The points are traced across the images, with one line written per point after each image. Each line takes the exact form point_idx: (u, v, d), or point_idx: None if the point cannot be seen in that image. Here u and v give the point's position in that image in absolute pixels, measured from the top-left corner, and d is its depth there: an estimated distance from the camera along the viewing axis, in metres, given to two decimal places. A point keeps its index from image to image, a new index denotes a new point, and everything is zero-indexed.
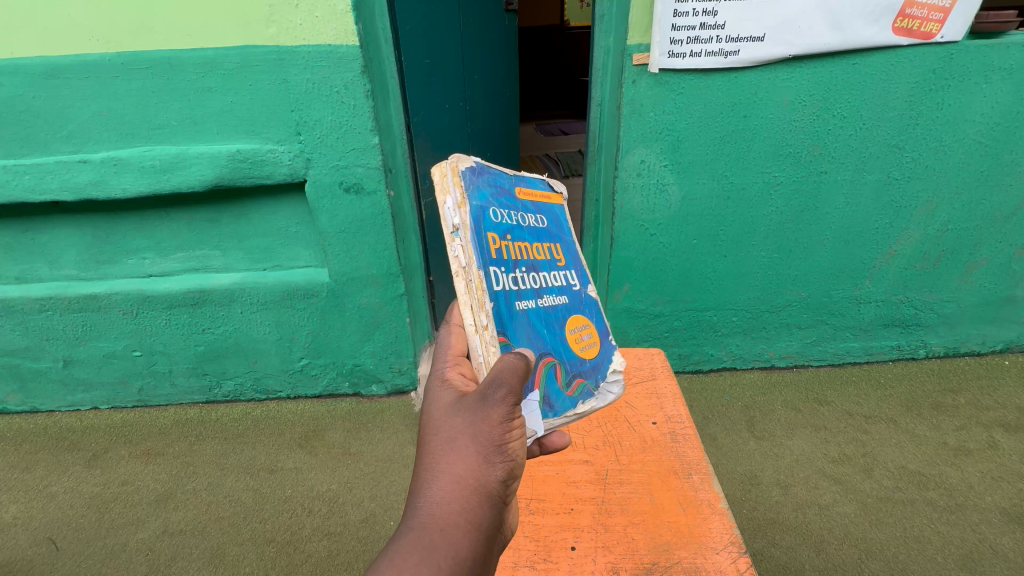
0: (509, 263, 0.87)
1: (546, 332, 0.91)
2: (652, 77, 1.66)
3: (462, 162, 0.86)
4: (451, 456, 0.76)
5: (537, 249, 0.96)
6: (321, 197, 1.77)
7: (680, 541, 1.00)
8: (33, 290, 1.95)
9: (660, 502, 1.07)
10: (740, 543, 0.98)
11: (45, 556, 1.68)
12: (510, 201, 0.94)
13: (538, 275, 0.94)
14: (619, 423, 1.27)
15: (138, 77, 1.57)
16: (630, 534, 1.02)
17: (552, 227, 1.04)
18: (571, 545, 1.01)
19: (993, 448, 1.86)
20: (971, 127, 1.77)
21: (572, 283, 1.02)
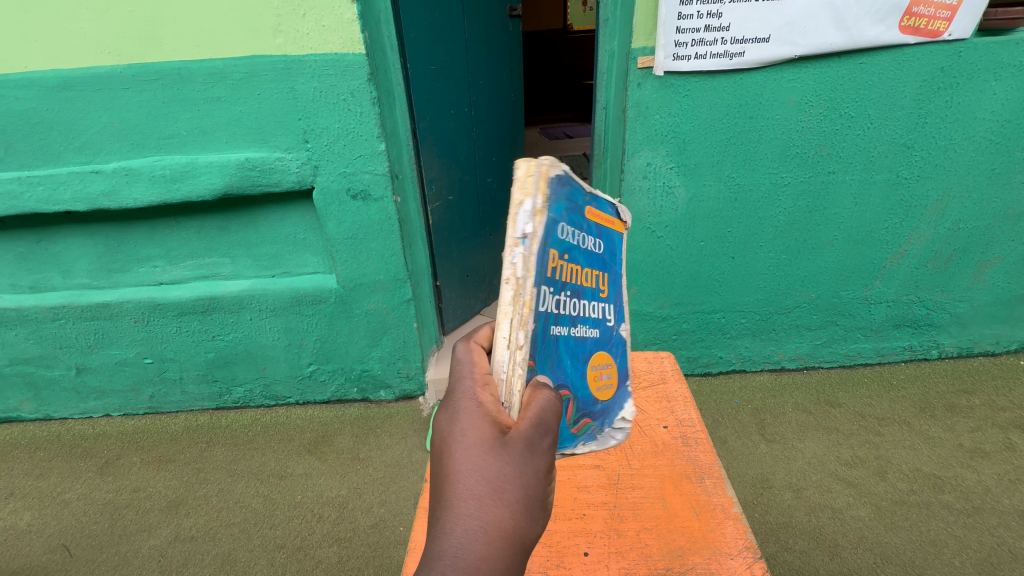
0: (558, 287, 0.73)
1: (568, 364, 0.81)
2: (658, 79, 1.66)
3: (554, 165, 0.69)
4: (486, 516, 0.64)
5: (586, 275, 0.82)
6: (329, 204, 1.78)
7: (694, 546, 0.98)
8: (47, 299, 1.97)
9: (673, 507, 1.07)
10: (755, 548, 0.96)
11: (60, 562, 1.69)
12: (577, 223, 0.78)
13: (579, 304, 0.81)
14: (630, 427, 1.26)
15: (148, 89, 1.59)
16: (643, 540, 1.01)
17: (607, 256, 0.89)
18: (583, 550, 1.00)
19: (1010, 450, 1.83)
20: (981, 125, 1.75)
21: (607, 319, 0.91)
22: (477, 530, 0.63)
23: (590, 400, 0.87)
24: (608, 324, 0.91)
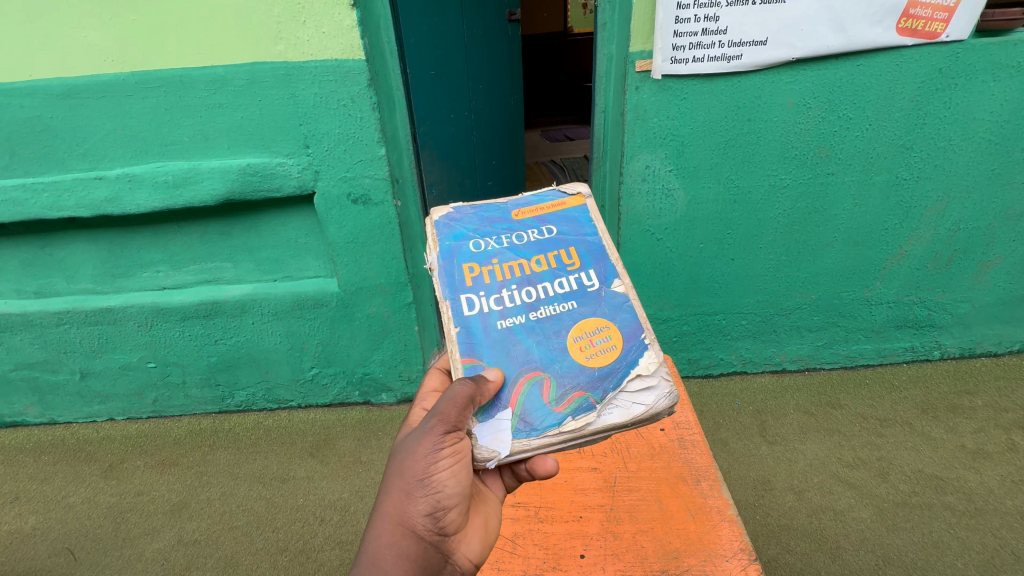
0: (494, 287, 1.01)
1: (536, 344, 0.96)
2: (655, 82, 1.67)
3: (441, 212, 1.12)
4: (387, 496, 0.88)
5: (534, 263, 1.04)
6: (330, 209, 1.80)
7: (689, 549, 0.99)
8: (51, 305, 1.99)
9: (669, 509, 1.07)
10: (750, 550, 0.97)
11: (64, 566, 1.70)
12: (506, 228, 1.10)
13: (532, 289, 1.01)
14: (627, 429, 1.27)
15: (151, 96, 1.61)
16: (638, 542, 1.02)
17: (562, 235, 1.08)
18: (580, 552, 1.02)
19: (1012, 451, 1.82)
20: (980, 125, 1.75)
21: (586, 286, 1.01)
22: (378, 510, 0.88)
23: (578, 370, 0.93)
24: (588, 291, 1.01)
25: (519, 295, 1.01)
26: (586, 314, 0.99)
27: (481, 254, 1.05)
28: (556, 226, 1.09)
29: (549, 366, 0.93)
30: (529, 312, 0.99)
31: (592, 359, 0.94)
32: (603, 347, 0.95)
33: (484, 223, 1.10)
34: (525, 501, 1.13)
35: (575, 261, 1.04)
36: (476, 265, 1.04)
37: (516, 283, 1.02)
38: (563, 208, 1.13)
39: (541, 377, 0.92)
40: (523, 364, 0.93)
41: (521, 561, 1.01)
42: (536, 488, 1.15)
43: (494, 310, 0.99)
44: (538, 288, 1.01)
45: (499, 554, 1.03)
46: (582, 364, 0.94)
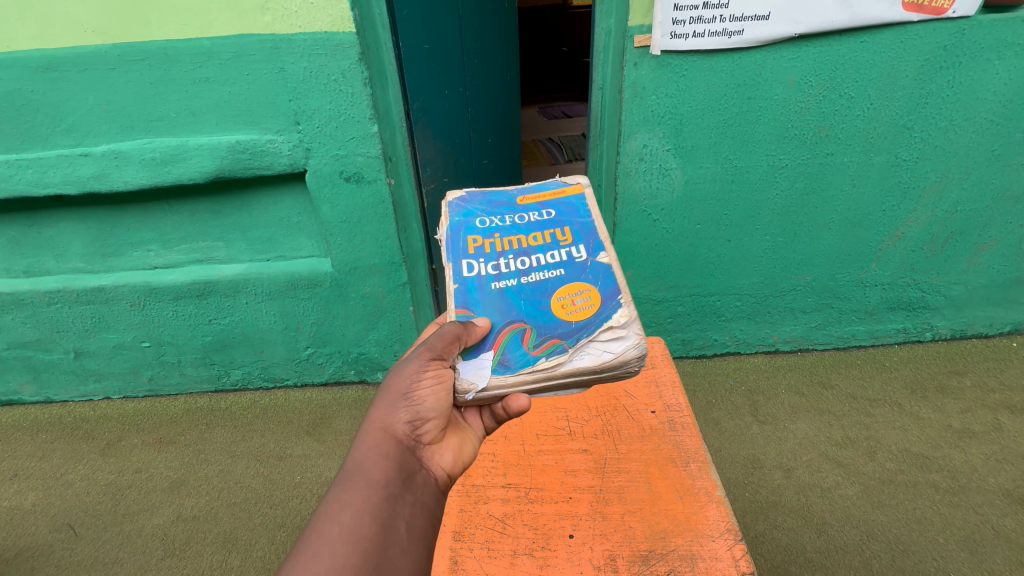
0: (492, 255, 1.03)
1: (523, 302, 0.96)
2: (654, 59, 1.63)
3: (452, 195, 1.16)
4: (374, 409, 0.89)
5: (530, 237, 1.06)
6: (322, 187, 1.77)
7: (677, 529, 1.01)
8: (42, 284, 1.97)
9: (657, 490, 1.08)
10: (736, 530, 0.99)
11: (65, 541, 1.72)
12: (509, 210, 1.12)
13: (526, 258, 1.02)
14: (619, 413, 1.27)
15: (135, 69, 1.56)
16: (627, 523, 1.03)
17: (559, 215, 1.10)
18: (569, 532, 1.03)
19: (998, 431, 1.86)
20: (983, 105, 1.72)
21: (574, 256, 1.02)
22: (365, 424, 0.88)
23: (558, 323, 0.93)
24: (576, 259, 1.01)
25: (514, 263, 1.02)
26: (574, 279, 0.98)
27: (486, 232, 1.08)
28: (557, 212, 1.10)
29: (533, 321, 0.94)
30: (520, 276, 1.00)
31: (573, 315, 0.93)
32: (585, 303, 0.94)
33: (491, 205, 1.14)
34: (516, 483, 1.14)
35: (565, 236, 1.05)
36: (481, 238, 1.07)
37: (513, 254, 1.03)
38: (569, 195, 1.14)
39: (524, 330, 0.92)
40: (509, 317, 0.94)
41: (511, 541, 1.02)
42: (527, 470, 1.16)
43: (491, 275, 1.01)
44: (533, 258, 1.02)
45: (489, 533, 1.04)
46: (564, 319, 0.93)
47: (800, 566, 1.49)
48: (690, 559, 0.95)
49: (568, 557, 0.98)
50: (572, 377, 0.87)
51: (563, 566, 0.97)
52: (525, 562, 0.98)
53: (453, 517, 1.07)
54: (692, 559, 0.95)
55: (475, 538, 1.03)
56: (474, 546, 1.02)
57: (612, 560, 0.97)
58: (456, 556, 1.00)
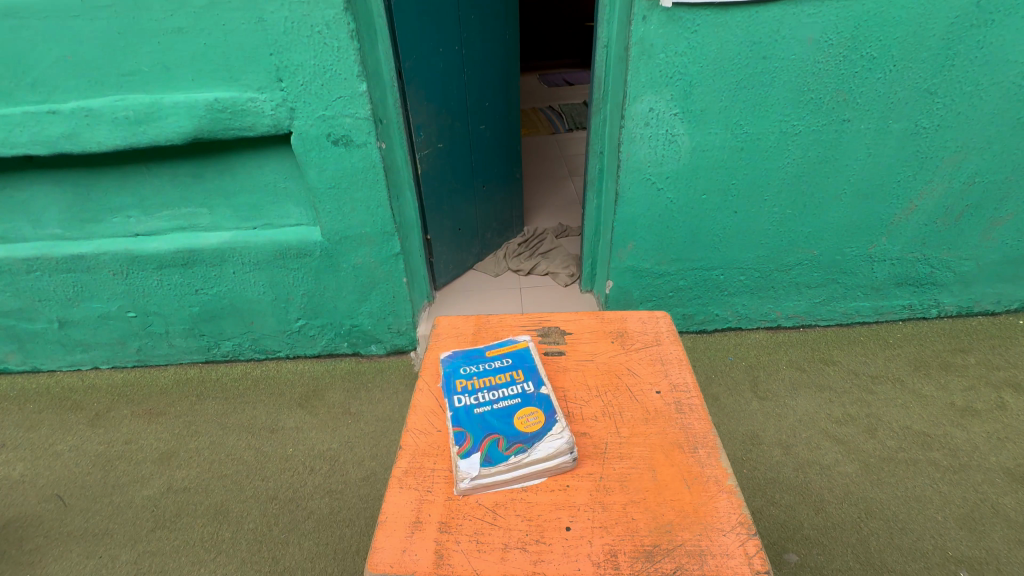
0: (469, 396, 0.92)
1: (492, 418, 0.88)
2: (665, 12, 1.51)
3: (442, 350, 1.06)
4: None
5: (497, 375, 0.96)
6: (308, 150, 1.66)
7: (684, 522, 0.77)
8: (19, 251, 1.89)
9: (663, 479, 0.84)
10: (751, 524, 0.77)
11: (54, 511, 1.70)
12: (478, 360, 1.01)
13: (494, 389, 0.93)
14: (619, 392, 1.00)
15: (101, 18, 1.44)
16: (629, 516, 0.79)
17: (518, 356, 1.00)
18: (565, 525, 0.77)
19: (1001, 409, 1.83)
20: (1012, 69, 1.62)
21: (530, 385, 0.94)
22: None
23: (514, 430, 0.86)
24: (531, 388, 0.94)
25: (481, 392, 0.93)
26: (536, 395, 0.92)
27: (453, 372, 0.98)
28: (514, 348, 1.03)
29: (499, 426, 0.86)
30: (487, 403, 0.91)
31: (534, 420, 0.87)
32: (543, 414, 0.88)
33: (460, 351, 1.04)
34: None
35: (526, 368, 0.97)
36: (454, 382, 0.96)
37: (482, 386, 0.94)
38: (524, 339, 1.05)
39: (495, 440, 0.84)
40: (481, 433, 0.85)
41: (500, 532, 0.76)
42: None
43: (461, 405, 0.91)
44: (497, 386, 0.94)
45: (477, 525, 0.78)
46: (525, 429, 0.86)
47: (797, 542, 1.47)
48: (701, 557, 0.73)
49: (563, 558, 0.73)
50: (533, 468, 0.83)
51: (558, 565, 0.73)
52: (516, 559, 0.73)
53: (436, 505, 0.81)
54: (703, 558, 0.73)
55: (462, 530, 0.77)
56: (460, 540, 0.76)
57: (614, 558, 0.73)
58: (440, 549, 0.74)
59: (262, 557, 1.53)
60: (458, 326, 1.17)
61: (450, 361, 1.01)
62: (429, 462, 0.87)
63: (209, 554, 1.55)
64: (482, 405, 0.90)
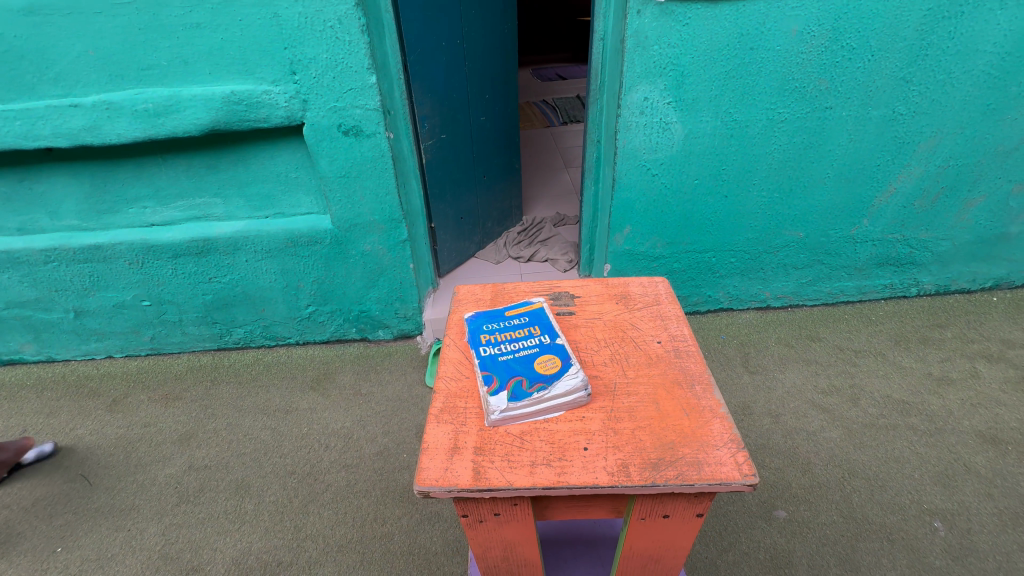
0: (491, 347, 1.01)
1: (514, 362, 0.96)
2: (658, 6, 1.60)
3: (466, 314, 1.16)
4: None
5: (516, 330, 1.05)
6: (320, 140, 1.74)
7: (683, 440, 0.86)
8: (37, 241, 1.95)
9: (664, 409, 0.92)
10: (741, 441, 0.85)
11: (80, 490, 1.77)
12: (498, 318, 1.10)
13: (515, 340, 1.02)
14: (625, 342, 1.08)
15: (122, 14, 1.50)
16: (636, 436, 0.87)
17: (533, 315, 1.09)
18: (583, 445, 0.86)
19: (975, 377, 1.95)
20: (981, 58, 1.73)
21: (546, 336, 1.03)
22: None
23: (534, 372, 0.94)
24: (547, 339, 1.02)
25: (503, 343, 1.02)
26: (553, 343, 1.00)
27: (477, 328, 1.07)
28: (530, 309, 1.12)
29: (522, 370, 0.95)
30: (509, 351, 0.99)
31: (552, 364, 0.96)
32: (560, 358, 0.96)
33: (482, 312, 1.13)
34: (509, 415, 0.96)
35: (542, 324, 1.06)
36: (478, 337, 1.05)
37: (504, 339, 1.03)
38: (538, 301, 1.14)
39: (519, 381, 0.93)
40: (504, 375, 0.94)
41: (528, 452, 0.84)
42: None
43: (486, 354, 1.00)
44: (517, 338, 1.03)
45: (507, 448, 0.86)
46: (545, 372, 0.94)
47: (786, 500, 1.58)
48: (699, 467, 0.81)
49: (582, 470, 0.81)
50: (554, 402, 0.91)
51: (579, 475, 0.81)
52: (542, 473, 0.81)
53: (471, 434, 0.89)
54: (700, 467, 0.81)
55: (495, 452, 0.85)
56: (494, 460, 0.85)
57: (626, 468, 0.81)
58: (478, 467, 0.83)
59: (285, 526, 1.62)
60: (475, 293, 1.25)
61: (473, 319, 1.10)
62: (461, 402, 0.95)
63: (233, 525, 1.64)
64: (504, 352, 0.99)
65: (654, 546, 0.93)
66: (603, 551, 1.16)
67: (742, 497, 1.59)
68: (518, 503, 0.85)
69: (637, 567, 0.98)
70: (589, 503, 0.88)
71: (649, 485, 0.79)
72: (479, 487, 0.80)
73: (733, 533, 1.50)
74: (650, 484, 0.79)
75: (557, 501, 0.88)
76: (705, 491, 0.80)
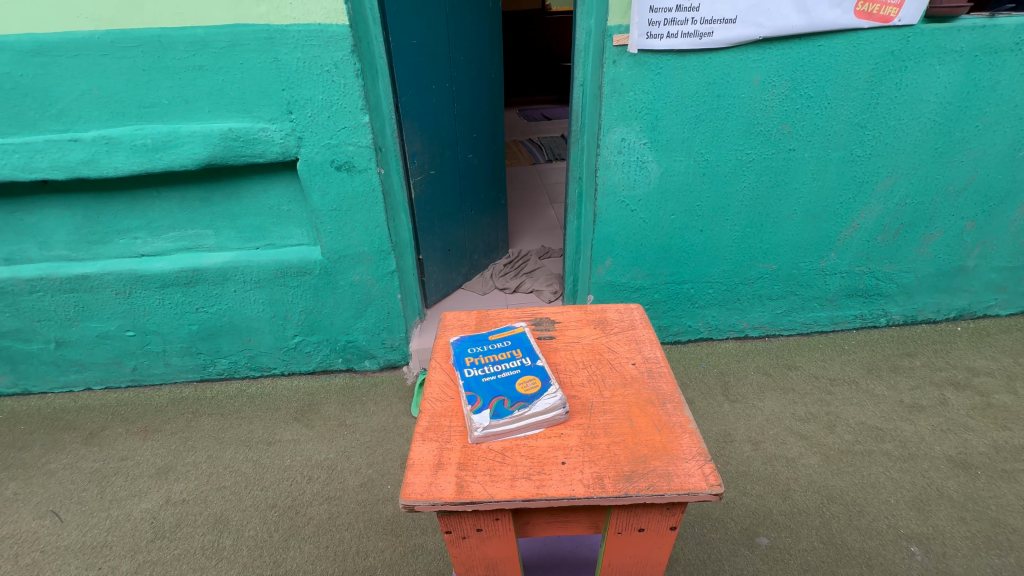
0: (474, 369, 1.05)
1: (496, 384, 1.00)
2: (632, 57, 1.74)
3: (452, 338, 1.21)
4: None
5: (498, 352, 1.10)
6: (313, 175, 1.81)
7: (655, 454, 0.90)
8: (23, 271, 1.96)
9: (638, 425, 0.96)
10: (707, 454, 0.89)
11: (50, 527, 1.71)
12: (481, 342, 1.15)
13: (497, 362, 1.06)
14: (601, 363, 1.13)
15: (127, 56, 1.58)
16: (611, 451, 0.90)
17: (515, 339, 1.14)
18: (560, 460, 0.89)
19: (944, 404, 2.02)
20: (926, 106, 1.89)
21: (525, 358, 1.07)
22: None
23: (513, 393, 0.98)
24: (526, 361, 1.06)
25: (487, 365, 1.06)
26: (534, 365, 1.05)
27: (462, 351, 1.11)
28: (512, 333, 1.17)
29: (503, 390, 0.99)
30: (492, 373, 1.03)
31: (532, 383, 1.00)
32: (540, 378, 1.01)
33: (467, 336, 1.17)
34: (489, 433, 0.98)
35: (524, 348, 1.11)
36: (463, 360, 1.09)
37: (487, 360, 1.07)
38: (519, 326, 1.19)
39: (501, 400, 0.96)
40: (487, 395, 0.98)
41: (508, 467, 0.87)
42: None
43: (470, 375, 1.03)
44: (500, 360, 1.07)
45: (490, 463, 0.89)
46: (525, 391, 0.98)
47: (767, 527, 1.59)
48: (669, 479, 0.84)
49: (560, 483, 0.84)
50: (533, 419, 0.95)
51: (557, 487, 0.84)
52: (522, 485, 0.84)
53: (455, 450, 0.92)
54: (670, 479, 0.84)
55: (478, 467, 0.88)
56: (477, 475, 0.87)
57: (601, 480, 0.85)
58: (461, 481, 0.85)
59: (263, 561, 1.58)
60: (462, 318, 1.30)
61: (459, 342, 1.14)
62: (446, 420, 0.98)
63: (210, 561, 1.59)
64: (487, 373, 1.03)
65: (632, 563, 0.96)
66: (586, 573, 1.17)
67: (724, 524, 1.61)
68: (499, 517, 0.87)
69: None
70: (568, 518, 0.91)
71: (623, 495, 0.82)
72: (463, 500, 0.82)
73: (716, 561, 1.51)
74: (623, 494, 0.82)
75: (537, 516, 0.91)
76: (675, 502, 0.84)
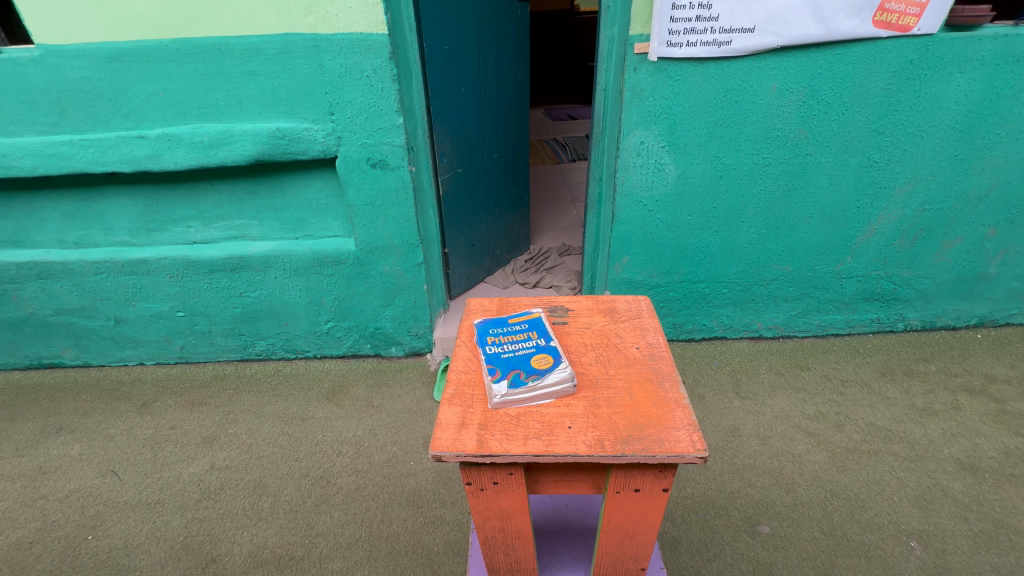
0: (493, 347, 1.17)
1: (512, 360, 1.12)
2: (652, 64, 1.82)
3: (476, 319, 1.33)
4: None
5: (516, 333, 1.21)
6: (351, 171, 1.96)
7: (650, 422, 0.99)
8: (90, 254, 2.16)
9: (637, 399, 1.06)
10: (697, 424, 0.98)
11: (110, 484, 1.91)
12: (501, 323, 1.26)
13: (514, 342, 1.18)
14: (608, 347, 1.22)
15: (191, 61, 1.75)
16: (612, 419, 1.01)
17: (530, 323, 1.25)
18: (567, 425, 1.00)
19: (956, 409, 2.04)
20: (946, 114, 1.91)
21: (539, 340, 1.18)
22: None
23: (527, 369, 1.09)
24: (540, 342, 1.17)
25: (505, 343, 1.17)
26: (548, 345, 1.16)
27: (485, 331, 1.23)
28: (529, 317, 1.28)
29: (520, 364, 1.11)
30: (510, 350, 1.15)
31: (546, 360, 1.11)
32: (552, 357, 1.12)
33: (490, 319, 1.29)
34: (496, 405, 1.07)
35: (539, 330, 1.22)
36: (484, 338, 1.21)
37: (506, 339, 1.19)
38: (536, 312, 1.30)
39: (517, 373, 1.08)
40: (504, 369, 1.10)
41: (521, 428, 0.99)
42: None
43: (491, 351, 1.15)
44: (517, 340, 1.18)
45: (505, 424, 1.00)
46: (539, 367, 1.10)
47: (769, 516, 1.67)
48: (661, 444, 0.94)
49: (565, 443, 0.95)
50: (545, 390, 1.05)
51: (563, 446, 0.95)
52: (533, 443, 0.95)
53: (476, 414, 1.03)
54: (662, 445, 0.94)
55: (495, 428, 0.99)
56: (494, 435, 0.99)
57: (601, 442, 0.95)
58: (481, 438, 0.97)
59: (298, 523, 1.73)
60: (484, 303, 1.41)
61: (482, 323, 1.26)
62: (469, 389, 1.10)
63: (251, 520, 1.76)
64: (505, 350, 1.15)
65: (629, 523, 1.06)
66: (590, 539, 1.30)
67: (727, 512, 1.69)
68: (512, 472, 0.98)
69: (615, 544, 1.10)
70: (573, 477, 1.03)
71: (619, 455, 0.93)
72: (481, 453, 0.94)
73: (717, 546, 1.59)
74: (619, 454, 0.93)
75: (546, 474, 1.02)
76: (666, 464, 0.94)
